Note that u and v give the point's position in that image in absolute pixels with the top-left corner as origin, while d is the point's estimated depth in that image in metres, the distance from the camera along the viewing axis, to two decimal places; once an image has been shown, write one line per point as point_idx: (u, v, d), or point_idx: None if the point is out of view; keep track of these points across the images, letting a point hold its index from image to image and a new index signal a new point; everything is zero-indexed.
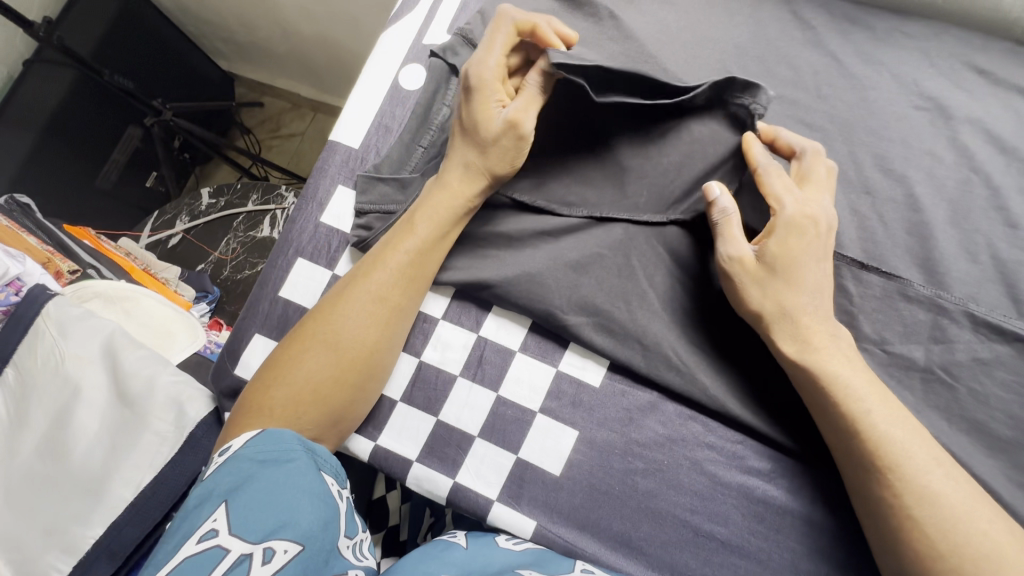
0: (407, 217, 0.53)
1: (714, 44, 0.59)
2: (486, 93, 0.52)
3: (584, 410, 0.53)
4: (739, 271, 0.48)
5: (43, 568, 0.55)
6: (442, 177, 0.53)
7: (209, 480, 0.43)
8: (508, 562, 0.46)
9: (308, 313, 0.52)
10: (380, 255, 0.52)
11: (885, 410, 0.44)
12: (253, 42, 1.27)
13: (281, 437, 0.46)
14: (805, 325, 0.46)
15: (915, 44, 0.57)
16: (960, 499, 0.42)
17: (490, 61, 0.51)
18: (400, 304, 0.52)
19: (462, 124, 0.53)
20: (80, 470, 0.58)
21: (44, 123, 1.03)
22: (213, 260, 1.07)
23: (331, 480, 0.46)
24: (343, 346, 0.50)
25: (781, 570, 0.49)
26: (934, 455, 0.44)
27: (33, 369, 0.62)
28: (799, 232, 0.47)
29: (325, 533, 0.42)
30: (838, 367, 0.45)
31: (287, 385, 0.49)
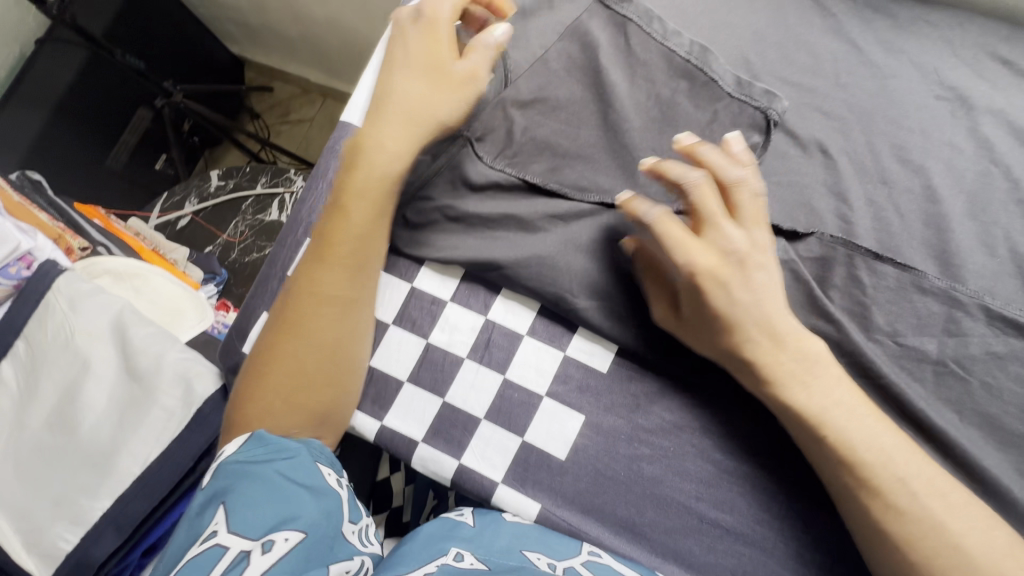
0: (335, 205, 0.53)
1: (732, 30, 0.59)
2: (433, 38, 0.53)
3: (591, 395, 0.53)
4: (673, 328, 0.50)
5: (52, 537, 0.56)
6: (364, 148, 0.52)
7: (207, 488, 0.43)
8: (515, 539, 0.47)
9: (266, 327, 0.53)
10: (321, 251, 0.52)
11: (853, 430, 0.44)
12: (263, 23, 1.27)
13: (274, 439, 0.47)
14: (754, 362, 0.46)
15: (938, 33, 0.56)
16: (940, 511, 0.42)
17: (444, 6, 0.54)
18: (353, 293, 0.52)
19: (405, 75, 0.54)
20: (89, 443, 0.58)
21: (56, 103, 1.03)
22: (222, 242, 1.07)
23: (328, 469, 0.48)
24: (304, 347, 0.51)
25: (786, 559, 0.48)
26: (912, 471, 0.43)
27: (44, 343, 0.62)
28: (705, 288, 0.46)
29: (328, 522, 0.42)
30: (795, 394, 0.45)
31: (261, 399, 0.50)
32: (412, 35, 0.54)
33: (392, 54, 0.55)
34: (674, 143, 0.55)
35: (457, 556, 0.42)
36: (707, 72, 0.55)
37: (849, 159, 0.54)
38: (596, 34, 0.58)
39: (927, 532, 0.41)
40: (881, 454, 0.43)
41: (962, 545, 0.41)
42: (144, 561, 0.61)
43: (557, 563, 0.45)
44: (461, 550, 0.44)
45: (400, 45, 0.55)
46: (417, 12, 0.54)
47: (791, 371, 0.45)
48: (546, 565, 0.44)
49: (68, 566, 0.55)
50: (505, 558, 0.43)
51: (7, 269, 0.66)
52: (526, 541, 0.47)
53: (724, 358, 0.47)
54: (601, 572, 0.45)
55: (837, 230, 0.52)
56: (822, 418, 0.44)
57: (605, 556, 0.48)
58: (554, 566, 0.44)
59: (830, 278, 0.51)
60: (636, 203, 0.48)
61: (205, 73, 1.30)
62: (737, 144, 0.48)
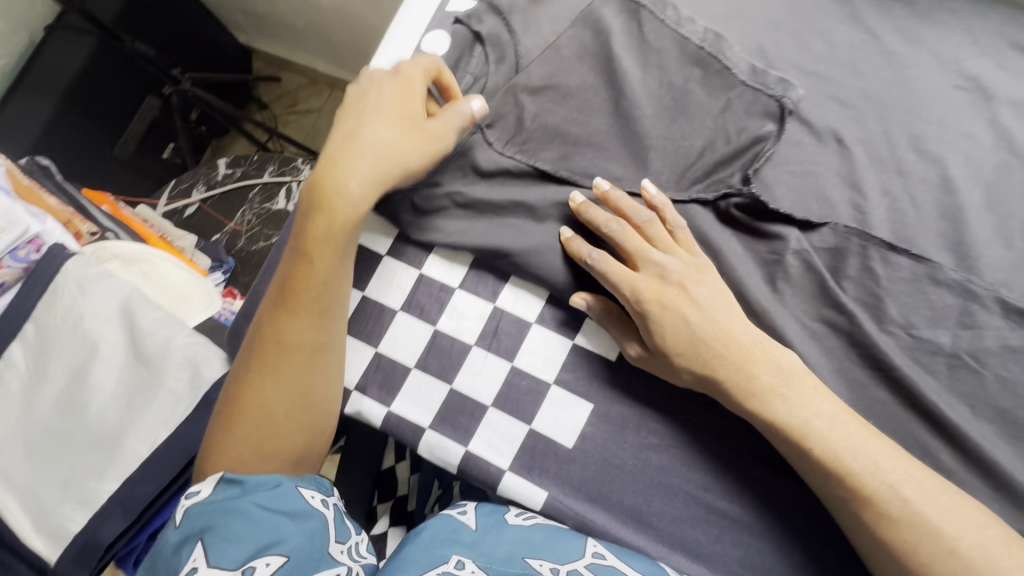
0: (298, 252, 0.51)
1: (747, 18, 0.58)
2: (404, 100, 0.51)
3: (599, 384, 0.53)
4: (645, 361, 0.50)
5: (61, 519, 0.56)
6: (326, 192, 0.49)
7: (180, 525, 0.42)
8: (517, 544, 0.45)
9: (230, 379, 0.52)
10: (287, 305, 0.50)
11: (836, 442, 0.44)
12: (270, 13, 1.26)
13: (248, 478, 0.46)
14: (718, 378, 0.47)
15: (958, 22, 0.55)
16: (933, 514, 0.41)
17: (416, 69, 0.52)
18: (319, 342, 0.51)
19: (372, 127, 0.50)
20: (98, 426, 0.59)
21: (64, 90, 1.03)
22: (229, 230, 1.07)
23: (312, 492, 0.49)
24: (271, 398, 0.50)
25: (794, 551, 0.48)
26: (900, 476, 0.42)
27: (53, 326, 0.62)
28: (662, 311, 0.48)
29: (314, 542, 0.44)
30: (771, 407, 0.45)
31: (228, 451, 0.49)
32: (384, 86, 0.52)
33: (358, 101, 0.52)
34: (686, 131, 0.54)
35: (458, 564, 0.41)
36: (721, 60, 0.55)
37: (865, 149, 0.53)
38: (609, 20, 0.58)
39: (921, 539, 0.41)
40: (867, 462, 0.43)
41: (957, 550, 0.40)
42: (151, 544, 0.62)
43: (561, 567, 0.43)
44: (462, 557, 0.42)
45: (361, 104, 0.52)
46: (393, 69, 0.53)
47: (766, 383, 0.46)
48: (550, 571, 0.42)
49: (75, 548, 0.56)
50: (508, 565, 0.42)
51: (15, 252, 0.65)
52: (529, 545, 0.45)
53: (694, 379, 0.48)
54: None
55: (851, 220, 0.51)
56: (801, 430, 0.44)
57: (609, 558, 0.46)
58: (558, 571, 0.42)
59: (843, 268, 0.50)
60: (574, 243, 0.52)
61: (212, 62, 1.29)
62: (655, 196, 0.51)
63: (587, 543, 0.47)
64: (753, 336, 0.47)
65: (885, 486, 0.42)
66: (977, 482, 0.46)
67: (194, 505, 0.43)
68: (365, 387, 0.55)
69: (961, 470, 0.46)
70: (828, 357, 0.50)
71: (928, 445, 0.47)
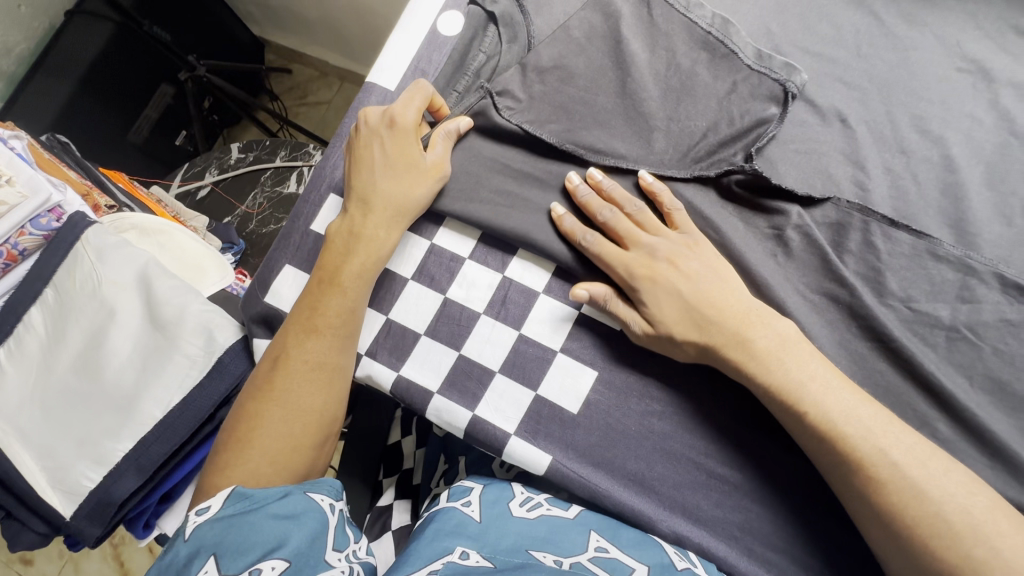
0: (329, 279, 0.54)
1: (754, 2, 0.60)
2: (402, 143, 0.55)
3: (605, 351, 0.54)
4: (646, 338, 0.51)
5: (75, 476, 0.58)
6: (360, 236, 0.55)
7: (190, 540, 0.43)
8: (521, 537, 0.46)
9: (247, 393, 0.53)
10: (314, 326, 0.53)
11: (828, 405, 0.45)
12: (284, 6, 1.28)
13: (255, 490, 0.47)
14: (715, 343, 0.48)
15: (961, 7, 0.56)
16: (920, 478, 0.42)
17: (409, 111, 0.55)
18: (339, 363, 0.54)
19: (383, 170, 0.55)
20: (114, 389, 0.60)
21: (82, 73, 1.05)
22: (240, 213, 1.09)
23: (321, 495, 0.49)
24: (290, 418, 0.52)
25: (792, 518, 0.49)
26: (891, 442, 0.43)
27: (72, 291, 0.63)
28: (654, 284, 0.50)
29: (314, 546, 0.44)
30: (766, 367, 0.47)
31: (244, 464, 0.50)
32: (383, 137, 0.56)
33: (361, 154, 0.56)
34: (691, 112, 0.56)
35: (463, 555, 0.42)
36: (728, 44, 0.56)
37: (867, 128, 0.55)
38: (619, 4, 0.59)
39: (906, 501, 0.42)
40: (858, 426, 0.44)
41: (943, 512, 0.41)
42: (162, 507, 0.63)
43: (564, 559, 0.44)
44: (466, 548, 0.43)
45: (365, 148, 0.56)
46: (386, 116, 0.56)
47: (763, 344, 0.47)
48: (552, 563, 0.43)
49: (89, 505, 0.57)
50: (511, 556, 0.43)
51: (37, 220, 0.66)
52: (534, 538, 0.46)
53: (697, 349, 0.49)
54: (612, 570, 0.43)
55: (853, 197, 0.53)
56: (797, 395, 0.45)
57: (613, 551, 0.46)
58: (561, 563, 0.43)
59: (845, 242, 0.52)
60: (567, 222, 0.53)
61: (226, 50, 1.31)
62: (653, 182, 0.53)
63: (591, 537, 0.47)
64: (746, 301, 0.49)
65: (888, 447, 0.43)
66: (975, 453, 0.47)
67: (205, 519, 0.44)
68: (375, 352, 0.57)
69: (959, 440, 0.47)
70: (829, 329, 0.51)
71: (926, 416, 0.48)
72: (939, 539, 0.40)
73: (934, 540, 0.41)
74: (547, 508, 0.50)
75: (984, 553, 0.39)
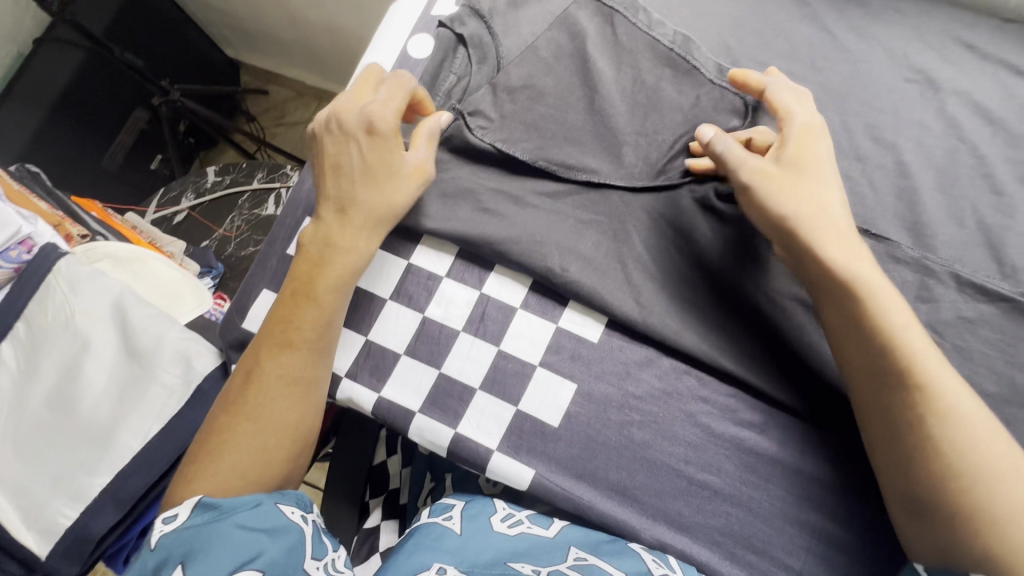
0: (304, 291, 0.54)
1: (714, 19, 0.62)
2: (386, 148, 0.54)
3: (582, 363, 0.55)
4: (763, 180, 0.48)
5: (50, 514, 0.56)
6: (336, 247, 0.54)
7: (160, 549, 0.43)
8: (501, 550, 0.46)
9: (222, 406, 0.52)
10: (289, 338, 0.53)
11: (916, 342, 0.43)
12: (257, 27, 1.29)
13: (224, 500, 0.46)
14: (839, 223, 0.47)
15: (907, 21, 0.59)
16: (989, 441, 0.41)
17: (389, 116, 0.54)
18: (314, 376, 0.54)
19: (367, 173, 0.54)
20: (89, 422, 0.59)
21: (53, 100, 1.04)
22: (218, 236, 1.08)
23: (292, 507, 0.49)
24: (263, 432, 0.51)
25: (770, 520, 0.50)
26: (970, 400, 0.42)
27: (44, 324, 0.62)
28: (813, 139, 0.50)
29: (290, 556, 0.44)
30: (867, 272, 0.45)
31: (213, 479, 0.49)
32: (361, 143, 0.54)
33: (335, 160, 0.55)
34: (658, 127, 0.58)
35: (440, 570, 0.42)
36: (689, 61, 0.58)
37: None
38: (585, 24, 0.61)
39: (969, 460, 0.40)
40: (941, 371, 0.43)
41: (1006, 455, 0.41)
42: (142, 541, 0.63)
43: (542, 568, 0.44)
44: (444, 564, 0.43)
45: (350, 149, 0.54)
46: (364, 119, 0.54)
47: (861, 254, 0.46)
48: (530, 572, 0.43)
49: (65, 542, 0.56)
50: (490, 569, 0.43)
51: (8, 253, 0.66)
52: (512, 551, 0.46)
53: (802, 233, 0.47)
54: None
55: None
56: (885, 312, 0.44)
57: (592, 558, 0.46)
58: (539, 572, 0.44)
59: None
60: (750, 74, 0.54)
61: (201, 73, 1.31)
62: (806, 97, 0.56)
63: (569, 550, 0.47)
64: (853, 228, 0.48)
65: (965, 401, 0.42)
66: None
67: (172, 529, 0.44)
68: (355, 374, 0.57)
69: None
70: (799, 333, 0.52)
71: None
72: (986, 499, 0.39)
73: (992, 484, 0.40)
74: (527, 527, 0.50)
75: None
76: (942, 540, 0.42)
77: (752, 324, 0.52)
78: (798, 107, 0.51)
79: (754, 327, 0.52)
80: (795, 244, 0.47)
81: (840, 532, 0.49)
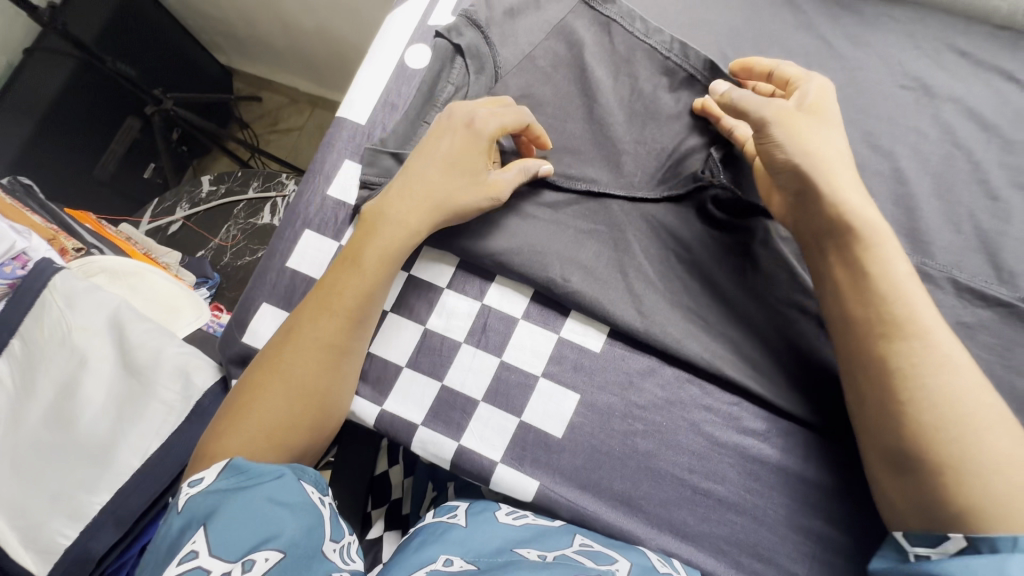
0: (351, 260, 0.54)
1: (710, 27, 0.62)
2: (473, 150, 0.54)
3: (585, 374, 0.55)
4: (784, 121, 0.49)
5: (49, 534, 0.55)
6: (384, 217, 0.54)
7: (185, 510, 0.42)
8: (506, 539, 0.46)
9: (258, 363, 0.53)
10: (329, 301, 0.53)
11: (910, 307, 0.43)
12: (250, 34, 1.28)
13: (250, 466, 0.45)
14: (852, 174, 0.48)
15: (900, 28, 0.60)
16: (971, 409, 0.40)
17: (494, 122, 0.54)
18: (350, 347, 0.53)
19: (447, 165, 0.54)
20: (87, 440, 0.58)
21: (44, 110, 1.03)
22: (214, 246, 1.07)
23: (312, 488, 0.47)
24: (294, 394, 0.50)
25: (775, 527, 0.50)
26: (959, 370, 0.41)
27: (41, 341, 0.61)
28: (829, 96, 0.51)
29: (309, 538, 0.42)
30: (874, 228, 0.46)
31: (238, 435, 0.48)
32: (456, 134, 0.55)
33: (429, 142, 0.56)
34: (656, 135, 0.58)
35: (446, 561, 0.43)
36: (687, 68, 0.58)
37: None
38: (582, 33, 0.61)
39: (948, 423, 0.40)
40: (934, 336, 0.42)
41: (994, 408, 0.41)
42: None
43: (548, 553, 0.44)
44: (449, 556, 0.43)
45: (443, 139, 0.55)
46: (470, 115, 0.55)
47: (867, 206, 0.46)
48: (536, 558, 0.43)
49: (65, 562, 0.55)
50: (496, 556, 0.43)
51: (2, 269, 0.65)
52: (518, 539, 0.47)
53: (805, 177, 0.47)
54: (596, 558, 0.44)
55: None
56: (882, 261, 0.45)
57: (596, 546, 0.47)
58: (545, 557, 0.44)
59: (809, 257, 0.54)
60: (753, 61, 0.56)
61: (194, 81, 1.30)
62: None
63: (574, 537, 0.48)
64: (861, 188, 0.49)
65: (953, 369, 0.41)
66: None
67: (197, 491, 0.43)
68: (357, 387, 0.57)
69: None
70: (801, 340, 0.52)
71: None
72: (959, 462, 0.39)
73: (979, 433, 0.39)
74: (532, 519, 0.51)
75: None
76: (921, 501, 0.41)
77: (754, 331, 0.53)
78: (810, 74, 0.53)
79: (756, 334, 0.53)
80: (811, 190, 0.47)
81: (844, 539, 0.49)
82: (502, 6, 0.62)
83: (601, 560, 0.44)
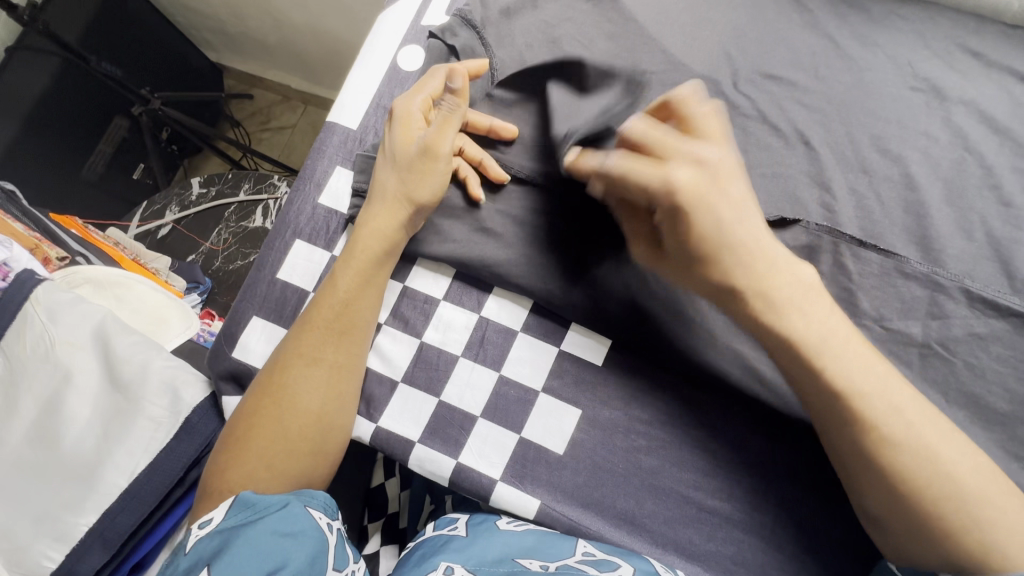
0: (327, 281, 0.53)
1: (713, 26, 0.60)
2: (399, 125, 0.53)
3: (586, 388, 0.53)
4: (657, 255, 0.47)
5: (34, 558, 0.53)
6: (359, 232, 0.53)
7: (191, 549, 0.41)
8: (508, 546, 0.45)
9: (250, 391, 0.51)
10: (309, 320, 0.52)
11: (851, 372, 0.41)
12: (240, 31, 1.25)
13: (257, 498, 0.44)
14: (748, 283, 0.43)
15: (910, 27, 0.58)
16: (935, 466, 0.39)
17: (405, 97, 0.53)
18: (342, 359, 0.51)
19: (388, 160, 0.54)
20: (71, 460, 0.56)
21: (28, 111, 0.99)
22: (205, 250, 1.05)
23: (320, 512, 0.45)
24: (286, 417, 0.49)
25: (782, 545, 0.49)
26: (914, 422, 0.40)
27: (21, 356, 0.58)
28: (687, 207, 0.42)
29: (314, 567, 0.41)
30: (789, 309, 0.42)
31: (242, 466, 0.48)
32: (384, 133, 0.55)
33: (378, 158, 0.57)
34: None
35: (447, 570, 0.42)
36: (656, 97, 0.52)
37: (831, 150, 0.55)
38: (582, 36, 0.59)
39: (914, 487, 0.39)
40: (881, 395, 0.41)
41: (951, 468, 0.39)
42: None
43: (551, 563, 0.43)
44: (450, 563, 0.42)
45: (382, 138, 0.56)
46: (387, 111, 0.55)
47: (784, 288, 0.43)
48: (538, 568, 0.42)
49: None
50: (497, 566, 0.42)
51: None
52: (520, 546, 0.45)
53: (708, 292, 0.45)
54: (601, 566, 0.43)
55: (822, 219, 0.53)
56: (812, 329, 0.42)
57: (600, 553, 0.46)
58: (547, 566, 0.42)
59: (817, 265, 0.52)
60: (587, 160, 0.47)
61: (183, 79, 1.27)
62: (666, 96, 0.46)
63: (578, 542, 0.47)
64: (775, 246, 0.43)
65: (908, 422, 0.40)
66: None
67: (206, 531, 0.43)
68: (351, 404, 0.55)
69: None
70: None
71: None
72: (929, 521, 0.39)
73: (938, 500, 0.39)
74: (533, 525, 0.50)
75: (990, 509, 0.38)
76: (900, 545, 0.42)
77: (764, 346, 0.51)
78: (648, 179, 0.43)
79: None
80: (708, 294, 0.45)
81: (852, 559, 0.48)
82: (498, 6, 0.60)
83: (606, 566, 0.43)
